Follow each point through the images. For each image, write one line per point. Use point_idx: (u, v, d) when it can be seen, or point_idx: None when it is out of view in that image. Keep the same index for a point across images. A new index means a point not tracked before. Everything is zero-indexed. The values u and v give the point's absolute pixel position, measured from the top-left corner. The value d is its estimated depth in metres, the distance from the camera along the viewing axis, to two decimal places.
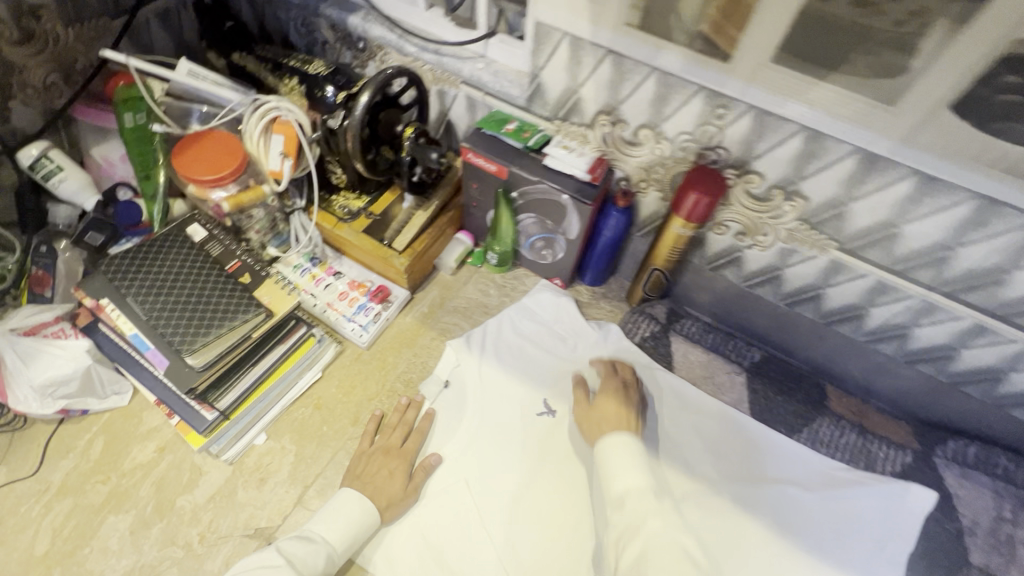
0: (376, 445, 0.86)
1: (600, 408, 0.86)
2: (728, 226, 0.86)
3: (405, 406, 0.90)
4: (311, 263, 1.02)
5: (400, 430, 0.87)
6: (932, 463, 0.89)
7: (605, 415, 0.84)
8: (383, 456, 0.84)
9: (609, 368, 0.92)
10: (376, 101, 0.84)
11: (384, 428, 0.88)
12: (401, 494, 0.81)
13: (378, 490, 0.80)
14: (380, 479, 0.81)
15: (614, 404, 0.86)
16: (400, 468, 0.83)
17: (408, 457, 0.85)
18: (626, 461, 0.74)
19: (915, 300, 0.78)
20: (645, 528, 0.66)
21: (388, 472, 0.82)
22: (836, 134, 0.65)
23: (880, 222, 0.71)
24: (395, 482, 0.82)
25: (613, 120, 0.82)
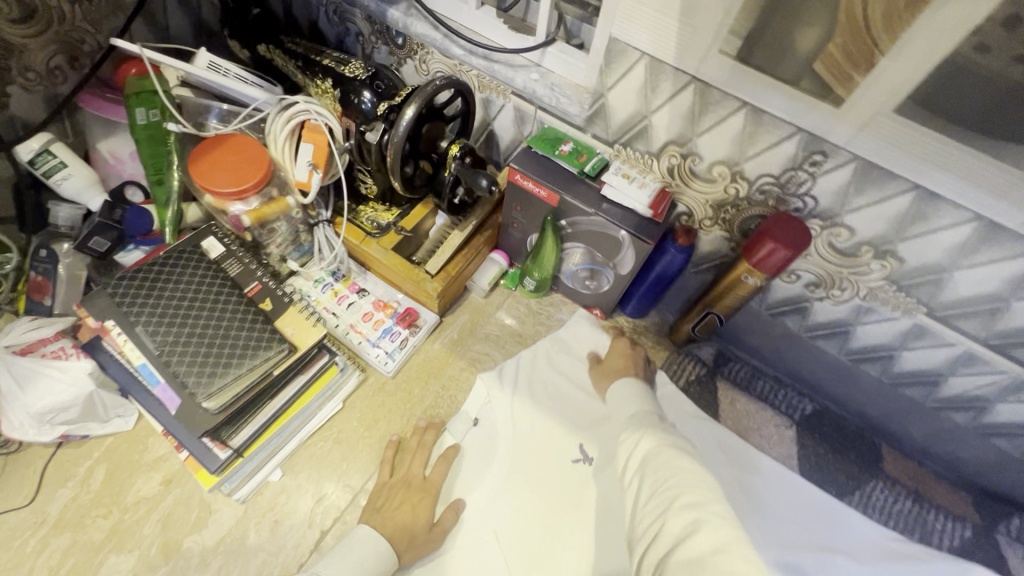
0: (398, 476, 0.81)
1: (611, 361, 0.90)
2: (799, 275, 0.78)
3: (423, 428, 0.86)
4: (333, 279, 0.94)
5: (421, 455, 0.83)
6: (994, 538, 0.84)
7: (615, 367, 0.88)
8: (405, 489, 0.79)
9: (621, 333, 0.95)
10: (421, 115, 0.75)
11: (404, 452, 0.83)
12: (423, 533, 0.75)
13: (399, 526, 0.74)
14: (403, 513, 0.76)
15: (624, 359, 0.89)
16: (425, 507, 0.78)
17: (433, 492, 0.80)
18: (630, 397, 0.75)
19: (1005, 377, 0.71)
20: (650, 435, 0.63)
21: (412, 508, 0.77)
22: (955, 199, 0.57)
23: (985, 294, 0.64)
24: (419, 520, 0.76)
25: (684, 153, 0.74)
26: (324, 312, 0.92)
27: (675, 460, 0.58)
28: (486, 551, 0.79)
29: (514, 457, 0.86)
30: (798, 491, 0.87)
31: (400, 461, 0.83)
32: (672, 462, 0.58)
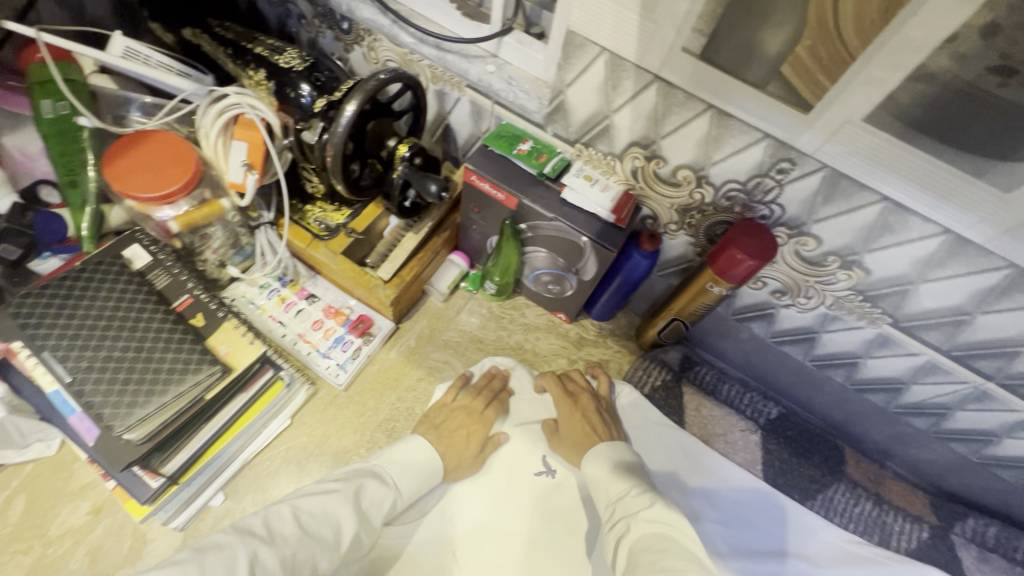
0: (460, 403, 0.82)
1: (567, 428, 0.80)
2: (766, 282, 0.75)
3: (492, 374, 0.87)
4: (280, 284, 0.88)
5: (483, 396, 0.83)
6: (949, 541, 0.83)
7: (577, 435, 0.78)
8: (465, 415, 0.81)
9: (562, 386, 0.84)
10: (364, 111, 0.68)
11: (469, 389, 0.85)
12: (471, 459, 0.79)
13: (452, 447, 0.77)
14: (458, 438, 0.78)
15: (581, 419, 0.79)
16: (479, 434, 0.80)
17: (485, 427, 0.81)
18: (612, 468, 0.68)
19: (966, 387, 0.70)
20: (636, 526, 0.57)
21: (466, 434, 0.79)
22: (923, 212, 0.54)
23: (950, 307, 0.62)
24: (470, 446, 0.79)
25: (648, 155, 0.69)
26: (271, 322, 0.86)
27: (660, 559, 0.52)
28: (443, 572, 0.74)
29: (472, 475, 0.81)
30: (765, 498, 0.85)
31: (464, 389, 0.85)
32: (657, 562, 0.52)
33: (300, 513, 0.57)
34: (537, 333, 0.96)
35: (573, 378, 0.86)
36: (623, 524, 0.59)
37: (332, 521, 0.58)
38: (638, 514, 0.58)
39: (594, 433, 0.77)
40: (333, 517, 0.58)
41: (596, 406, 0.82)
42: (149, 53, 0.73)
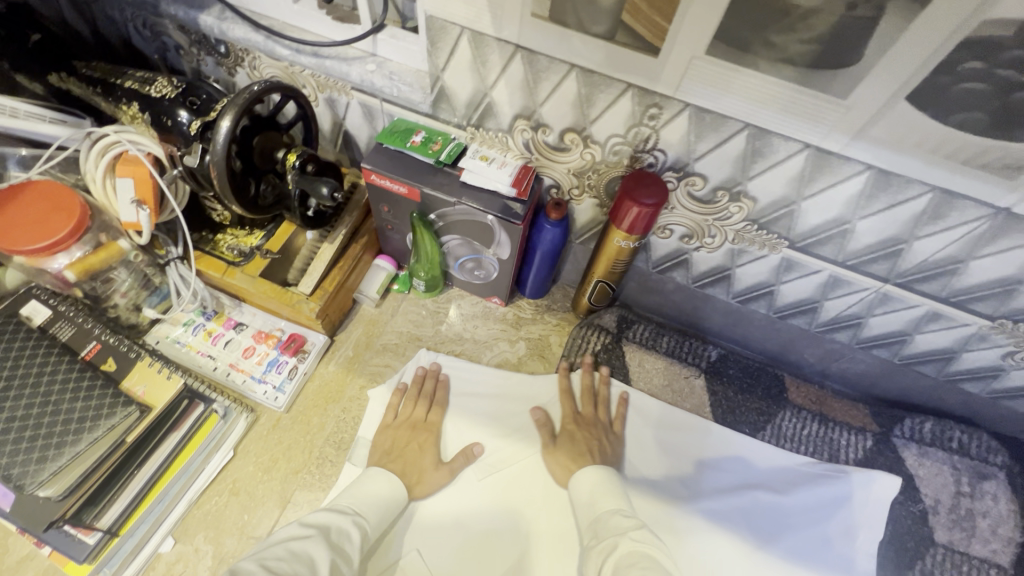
0: (402, 418, 0.82)
1: (565, 443, 0.80)
2: (672, 229, 0.78)
3: (423, 375, 0.87)
4: (204, 318, 0.87)
5: (424, 402, 0.84)
6: (892, 444, 0.88)
7: (570, 454, 0.79)
8: (410, 430, 0.81)
9: (574, 407, 0.86)
10: (243, 127, 0.68)
11: (408, 399, 0.85)
12: (432, 467, 0.78)
13: (408, 464, 0.77)
14: (411, 453, 0.79)
15: (580, 438, 0.81)
16: (428, 445, 0.80)
17: (434, 434, 0.82)
18: (597, 492, 0.71)
19: (870, 293, 0.73)
20: (625, 541, 0.60)
21: (419, 447, 0.80)
22: (781, 131, 0.57)
23: (833, 218, 0.65)
24: (426, 457, 0.79)
25: (534, 126, 0.71)
26: (198, 357, 0.84)
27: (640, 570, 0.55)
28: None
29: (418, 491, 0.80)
30: (715, 438, 0.88)
31: (404, 405, 0.84)
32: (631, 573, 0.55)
33: (265, 560, 0.53)
34: (474, 321, 0.96)
35: (588, 401, 0.87)
36: (612, 541, 0.61)
37: (306, 559, 0.56)
38: (628, 534, 0.61)
39: (590, 448, 0.79)
40: (305, 555, 0.56)
41: (597, 434, 0.82)
42: (14, 103, 0.70)
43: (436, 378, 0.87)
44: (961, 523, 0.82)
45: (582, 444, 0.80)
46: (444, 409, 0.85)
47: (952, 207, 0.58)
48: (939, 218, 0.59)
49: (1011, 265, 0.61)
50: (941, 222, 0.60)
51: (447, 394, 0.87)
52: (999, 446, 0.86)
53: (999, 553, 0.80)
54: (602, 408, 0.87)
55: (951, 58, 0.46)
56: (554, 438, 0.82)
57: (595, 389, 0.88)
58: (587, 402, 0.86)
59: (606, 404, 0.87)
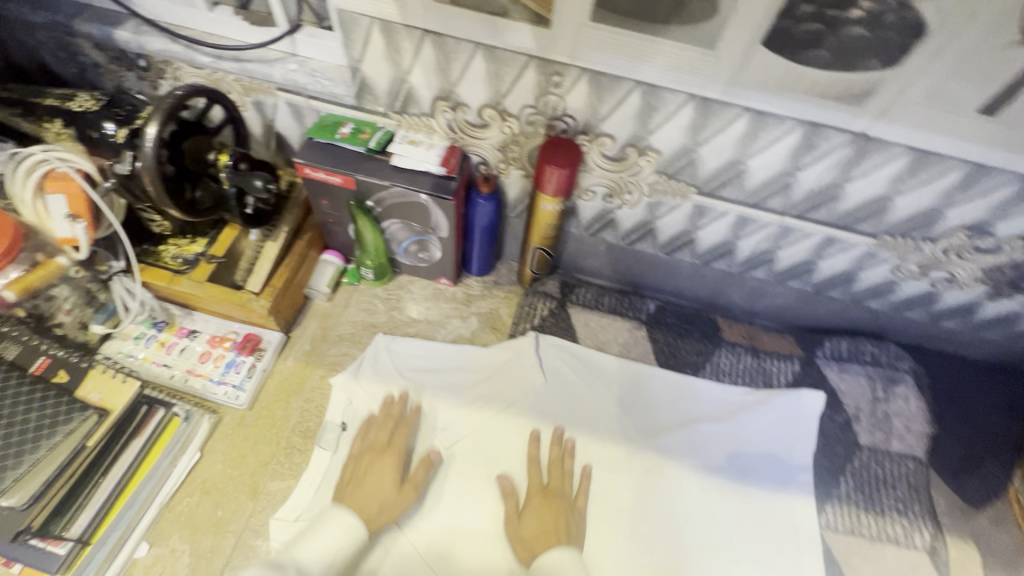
0: (367, 444, 0.80)
1: (531, 518, 0.77)
2: (594, 190, 0.85)
3: (391, 403, 0.85)
4: (156, 329, 0.88)
5: (388, 426, 0.82)
6: (815, 364, 0.97)
7: (536, 530, 0.75)
8: (372, 455, 0.79)
9: (540, 480, 0.81)
10: (171, 132, 0.70)
11: (375, 427, 0.82)
12: (394, 497, 0.75)
13: (367, 497, 0.74)
14: (371, 482, 0.76)
15: (546, 517, 0.77)
16: (390, 469, 0.78)
17: (398, 459, 0.79)
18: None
19: (773, 227, 0.82)
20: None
21: (379, 473, 0.77)
22: (668, 84, 0.64)
23: (728, 161, 0.73)
24: (387, 482, 0.76)
25: (453, 105, 0.76)
26: (154, 368, 0.85)
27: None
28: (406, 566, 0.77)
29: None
30: (658, 380, 0.96)
31: (370, 432, 0.82)
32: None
33: None
34: (426, 303, 1.01)
35: (553, 470, 0.82)
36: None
37: None
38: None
39: (552, 531, 0.75)
40: None
41: (564, 510, 0.78)
42: None
43: (403, 405, 0.85)
44: (880, 425, 0.92)
45: (543, 527, 0.75)
46: (410, 433, 0.83)
47: (820, 136, 0.66)
48: (812, 148, 0.68)
49: (879, 184, 0.70)
50: (814, 152, 0.68)
51: (415, 417, 0.85)
52: (904, 354, 0.97)
53: (914, 446, 0.90)
54: (567, 480, 0.82)
55: (788, 4, 0.54)
56: (518, 513, 0.78)
57: (557, 457, 0.84)
58: (535, 470, 0.82)
59: (571, 479, 0.82)
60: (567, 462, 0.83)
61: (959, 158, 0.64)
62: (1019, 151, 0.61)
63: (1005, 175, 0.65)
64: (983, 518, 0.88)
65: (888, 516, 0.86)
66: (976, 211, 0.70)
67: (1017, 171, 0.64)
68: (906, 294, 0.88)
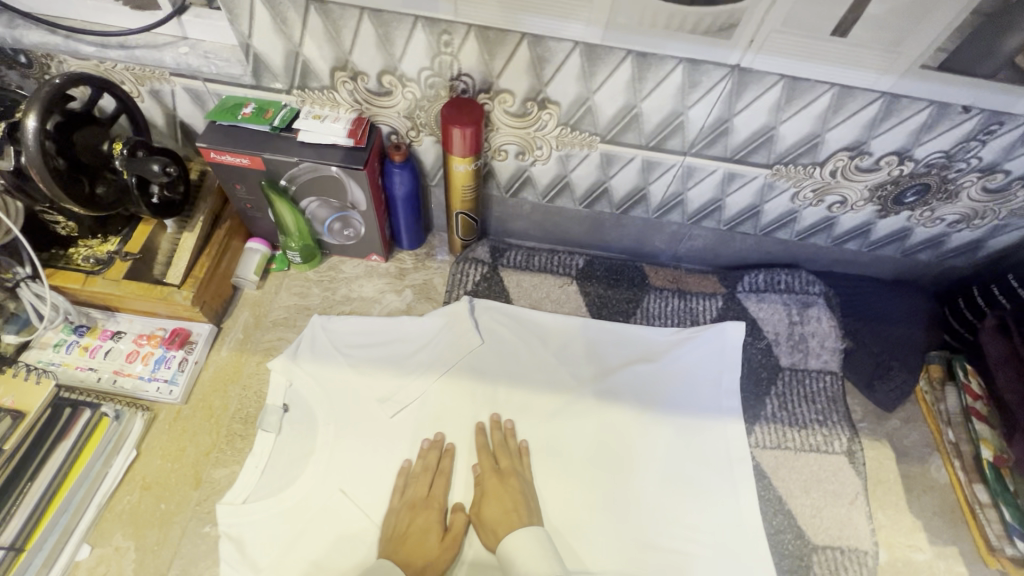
0: (408, 497, 0.80)
1: (492, 502, 0.79)
2: (506, 149, 0.86)
3: (428, 449, 0.84)
4: (78, 334, 0.86)
5: (428, 476, 0.81)
6: (737, 298, 1.03)
7: (497, 513, 0.78)
8: (411, 510, 0.79)
9: (493, 464, 0.83)
10: (56, 125, 0.68)
11: (414, 476, 0.82)
12: (438, 548, 0.76)
13: (412, 553, 0.75)
14: (415, 539, 0.76)
15: (503, 496, 0.80)
16: (434, 520, 0.78)
17: (441, 506, 0.79)
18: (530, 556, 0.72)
19: (677, 168, 0.86)
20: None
21: (424, 529, 0.77)
22: (552, 33, 0.67)
23: (623, 106, 0.76)
24: (431, 539, 0.77)
25: (352, 75, 0.76)
26: (78, 373, 0.83)
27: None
28: (358, 529, 0.78)
29: (334, 445, 0.84)
30: (593, 329, 0.99)
31: (409, 483, 0.82)
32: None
33: None
34: (359, 280, 1.01)
35: (501, 455, 0.85)
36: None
37: None
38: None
39: (513, 509, 0.78)
40: None
41: (520, 488, 0.81)
42: None
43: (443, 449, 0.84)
44: (797, 346, 0.98)
45: (505, 506, 0.78)
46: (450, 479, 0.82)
47: (700, 73, 0.70)
48: (696, 86, 0.72)
49: (762, 115, 0.75)
50: (698, 88, 0.72)
51: (455, 463, 0.85)
52: (815, 279, 1.03)
53: (830, 361, 0.97)
54: (516, 460, 0.85)
55: None
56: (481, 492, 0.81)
57: (503, 443, 0.86)
58: (484, 460, 0.84)
59: (518, 457, 0.85)
60: (514, 447, 0.86)
61: (826, 82, 0.69)
62: (874, 68, 0.66)
63: (868, 94, 0.70)
64: (895, 418, 0.96)
65: (809, 427, 0.92)
66: (850, 133, 0.76)
67: (878, 88, 0.69)
68: (808, 221, 0.94)
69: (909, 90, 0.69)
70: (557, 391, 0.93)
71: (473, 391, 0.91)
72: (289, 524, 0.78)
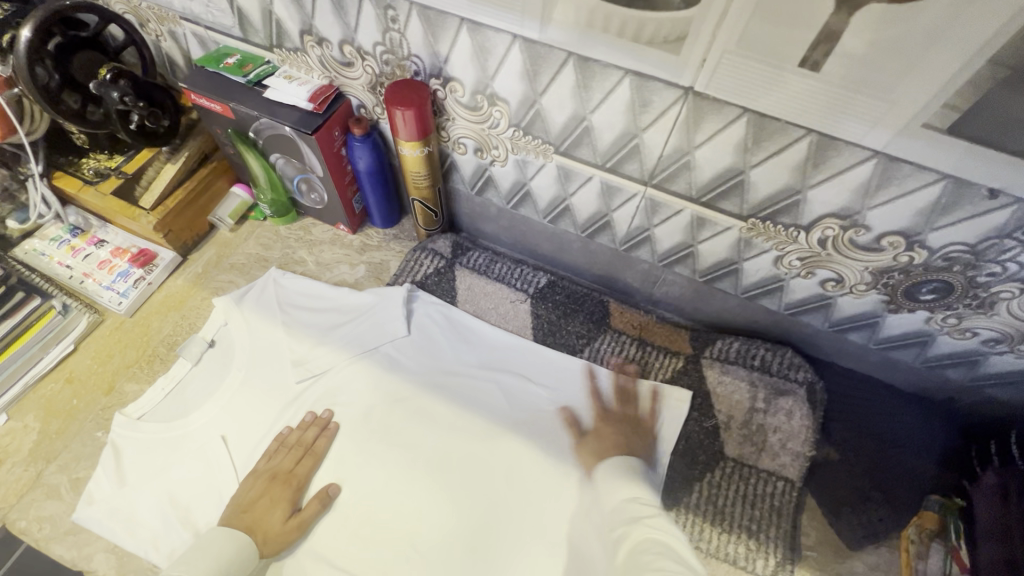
0: (269, 466, 0.78)
1: (593, 441, 0.81)
2: (465, 143, 0.82)
3: (308, 423, 0.82)
4: (72, 235, 0.97)
5: (297, 451, 0.80)
6: (700, 365, 0.89)
7: (596, 450, 0.79)
8: (269, 481, 0.76)
9: (603, 407, 0.85)
10: (57, 43, 0.77)
11: (284, 446, 0.80)
12: (280, 528, 0.73)
13: (259, 522, 0.73)
14: (262, 509, 0.74)
15: (612, 434, 0.81)
16: (285, 500, 0.75)
17: (297, 486, 0.77)
18: (620, 476, 0.70)
19: (639, 199, 0.75)
20: (637, 530, 0.61)
21: (270, 503, 0.75)
22: (491, 21, 0.62)
23: (572, 115, 0.68)
24: (277, 513, 0.74)
25: (318, 40, 0.77)
26: (58, 267, 0.94)
27: (658, 559, 0.56)
28: (221, 480, 0.79)
29: (236, 393, 0.86)
30: (526, 351, 0.92)
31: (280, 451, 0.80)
32: (654, 562, 0.56)
33: None
34: (321, 246, 1.03)
35: (619, 401, 0.86)
36: (624, 530, 0.62)
37: None
38: (642, 521, 0.62)
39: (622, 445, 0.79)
40: None
41: (624, 433, 0.81)
42: None
43: (321, 428, 0.82)
44: (751, 438, 0.83)
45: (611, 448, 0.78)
46: (318, 460, 0.80)
47: (650, 91, 0.60)
48: (647, 106, 0.62)
49: (726, 153, 0.63)
50: (650, 110, 0.62)
51: (330, 444, 0.82)
52: (803, 364, 0.87)
53: (786, 467, 0.81)
54: (635, 411, 0.85)
55: None
56: (580, 434, 0.82)
57: (616, 393, 0.87)
58: (634, 406, 0.85)
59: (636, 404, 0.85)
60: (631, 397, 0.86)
61: (799, 126, 0.56)
62: (858, 117, 0.53)
63: (855, 151, 0.56)
64: (855, 560, 0.77)
65: (736, 535, 0.77)
66: (838, 196, 0.61)
67: (867, 145, 0.55)
68: (799, 294, 0.78)
69: (909, 154, 0.53)
70: (489, 420, 0.85)
71: (381, 379, 0.88)
72: (162, 453, 0.80)
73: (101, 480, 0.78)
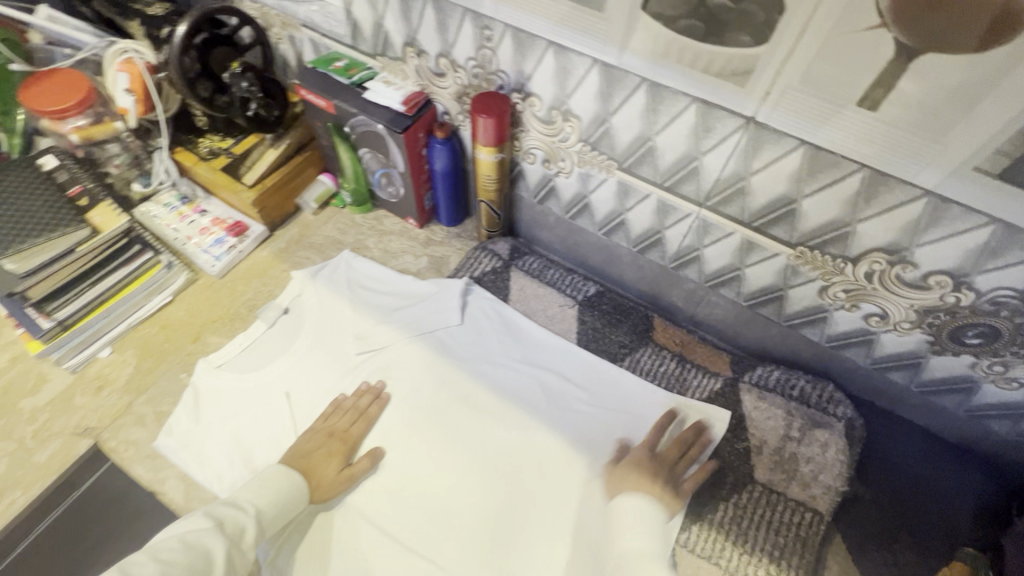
0: (326, 424, 0.86)
1: (628, 473, 0.78)
2: (535, 153, 0.90)
3: (363, 391, 0.90)
4: (180, 203, 1.09)
5: (352, 413, 0.87)
6: (737, 388, 0.91)
7: (631, 481, 0.77)
8: (326, 437, 0.84)
9: (654, 445, 0.82)
10: (203, 39, 0.91)
11: (341, 407, 0.88)
12: (332, 478, 0.81)
13: (314, 469, 0.80)
14: (318, 459, 0.82)
15: (652, 473, 0.78)
16: (339, 455, 0.83)
17: (350, 445, 0.85)
18: (637, 523, 0.69)
19: (692, 218, 0.80)
20: None
21: (325, 456, 0.82)
22: (575, 45, 0.70)
23: (638, 135, 0.74)
24: (330, 465, 0.82)
25: (418, 52, 0.87)
26: (166, 228, 1.06)
27: None
28: (281, 431, 0.88)
29: (302, 356, 0.95)
30: (568, 354, 0.97)
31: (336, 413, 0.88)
32: None
33: (184, 534, 0.64)
34: (390, 236, 1.12)
35: (671, 445, 0.83)
36: None
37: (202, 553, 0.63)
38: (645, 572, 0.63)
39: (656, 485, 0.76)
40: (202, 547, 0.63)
41: (664, 477, 0.78)
42: (68, 20, 1.00)
43: (374, 397, 0.90)
44: (782, 465, 0.84)
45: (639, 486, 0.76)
46: (369, 425, 0.87)
47: (714, 118, 0.66)
48: (710, 131, 0.68)
49: (782, 182, 0.67)
50: (712, 135, 0.68)
51: (381, 411, 0.90)
52: (844, 401, 0.87)
53: (816, 499, 0.81)
54: (677, 457, 0.82)
55: None
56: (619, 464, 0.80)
57: (679, 437, 0.84)
58: (683, 459, 0.82)
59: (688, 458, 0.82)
60: (682, 440, 0.83)
61: (853, 160, 0.60)
62: (910, 155, 0.56)
63: (906, 188, 0.59)
64: None
65: (757, 556, 0.78)
66: (888, 230, 0.64)
67: (919, 184, 0.58)
68: (843, 327, 0.80)
69: (960, 195, 0.57)
70: (529, 416, 0.90)
71: (431, 360, 0.95)
72: (235, 401, 0.90)
73: (181, 416, 0.89)
